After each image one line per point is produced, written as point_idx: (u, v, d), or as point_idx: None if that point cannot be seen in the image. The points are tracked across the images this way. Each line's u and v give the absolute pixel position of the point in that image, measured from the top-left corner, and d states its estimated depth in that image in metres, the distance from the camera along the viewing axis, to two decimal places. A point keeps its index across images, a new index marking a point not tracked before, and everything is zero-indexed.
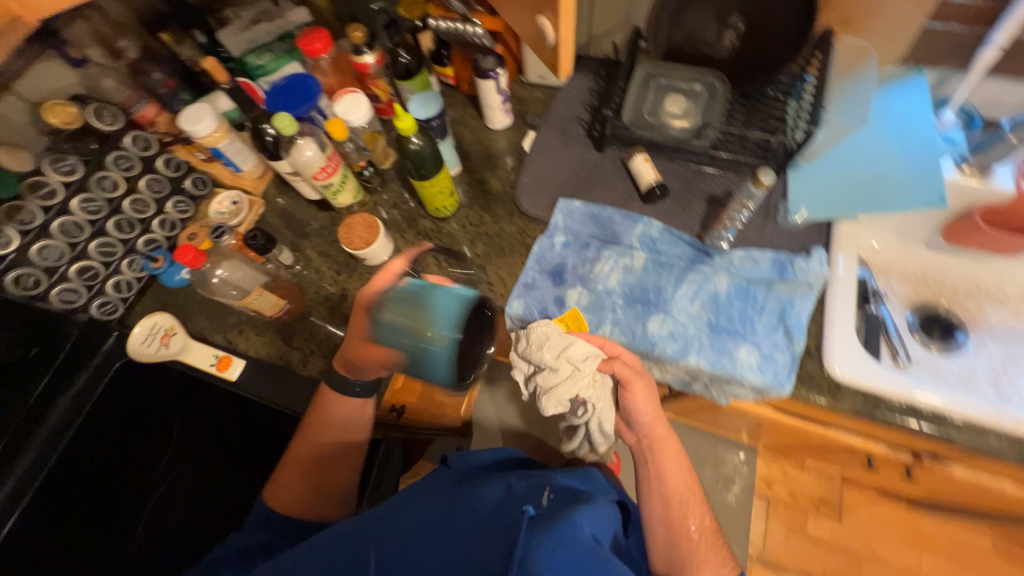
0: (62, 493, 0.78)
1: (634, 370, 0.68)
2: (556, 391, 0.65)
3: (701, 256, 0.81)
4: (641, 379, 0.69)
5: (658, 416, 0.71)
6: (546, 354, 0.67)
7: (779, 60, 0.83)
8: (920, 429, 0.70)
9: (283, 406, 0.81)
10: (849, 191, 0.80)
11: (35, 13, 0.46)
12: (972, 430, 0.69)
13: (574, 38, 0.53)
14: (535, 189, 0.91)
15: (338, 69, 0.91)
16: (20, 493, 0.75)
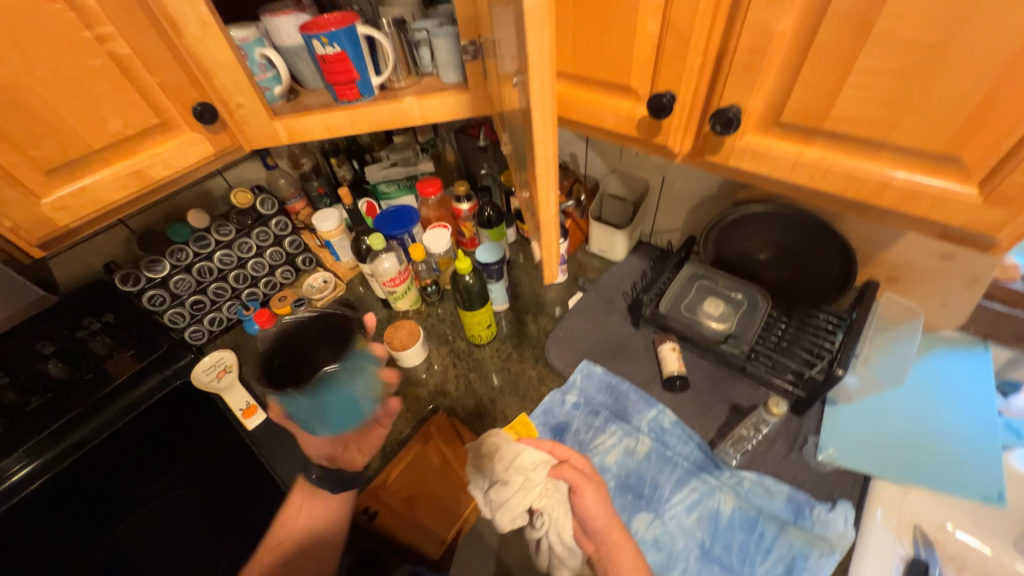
0: (73, 484, 0.85)
1: (583, 473, 0.65)
2: (508, 505, 0.61)
3: (709, 464, 0.77)
4: (592, 482, 0.65)
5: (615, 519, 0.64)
6: (496, 466, 0.64)
7: (822, 296, 0.86)
8: None
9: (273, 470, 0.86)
10: (892, 451, 0.73)
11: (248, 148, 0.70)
12: None
13: (555, 260, 0.56)
14: (566, 344, 0.97)
15: (440, 207, 1.15)
16: (40, 475, 0.81)
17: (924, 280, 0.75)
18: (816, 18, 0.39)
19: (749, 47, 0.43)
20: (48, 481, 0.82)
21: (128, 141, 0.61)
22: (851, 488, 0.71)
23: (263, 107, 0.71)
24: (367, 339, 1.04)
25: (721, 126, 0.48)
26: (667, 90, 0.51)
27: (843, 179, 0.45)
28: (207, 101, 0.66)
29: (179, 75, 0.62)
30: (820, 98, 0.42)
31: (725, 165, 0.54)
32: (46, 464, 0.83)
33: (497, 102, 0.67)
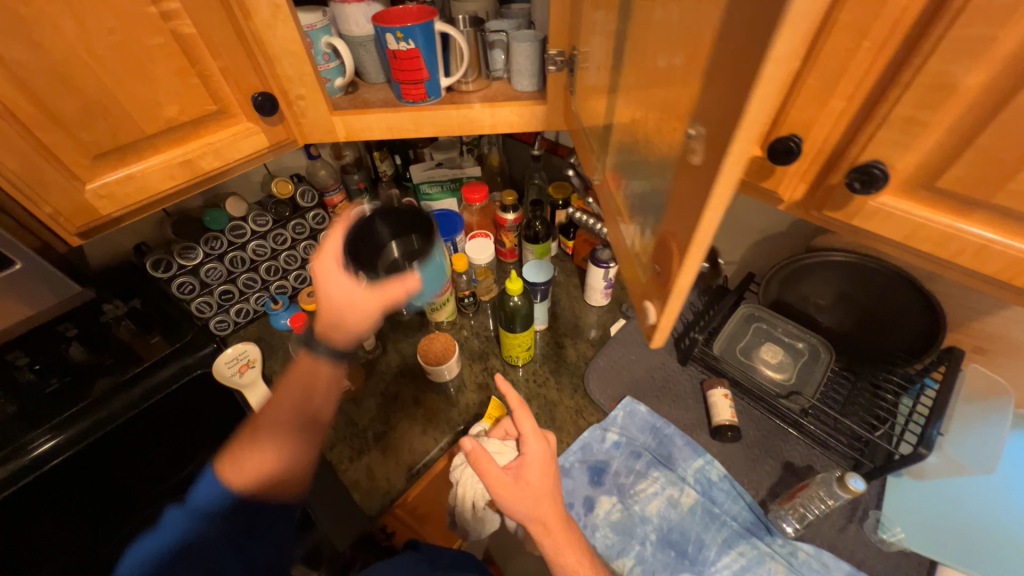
0: None
1: (531, 430, 0.63)
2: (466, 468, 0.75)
3: (760, 528, 0.71)
4: (539, 441, 0.63)
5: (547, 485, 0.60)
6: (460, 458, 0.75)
7: (888, 352, 0.81)
8: None
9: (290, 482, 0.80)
10: (966, 538, 0.68)
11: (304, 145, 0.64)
12: None
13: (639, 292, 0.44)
14: (606, 375, 0.92)
15: (483, 213, 1.09)
16: None
17: (1019, 356, 0.70)
18: (1017, 78, 0.33)
19: (916, 100, 0.37)
20: (65, 463, 0.66)
21: (180, 129, 0.56)
22: (915, 573, 0.66)
23: (325, 100, 0.66)
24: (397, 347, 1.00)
25: (861, 183, 0.42)
26: (793, 133, 0.45)
27: (1003, 262, 0.40)
28: (268, 91, 0.61)
29: (241, 60, 0.56)
30: (994, 169, 0.37)
31: (843, 223, 0.48)
32: (63, 445, 0.67)
33: (578, 120, 0.61)
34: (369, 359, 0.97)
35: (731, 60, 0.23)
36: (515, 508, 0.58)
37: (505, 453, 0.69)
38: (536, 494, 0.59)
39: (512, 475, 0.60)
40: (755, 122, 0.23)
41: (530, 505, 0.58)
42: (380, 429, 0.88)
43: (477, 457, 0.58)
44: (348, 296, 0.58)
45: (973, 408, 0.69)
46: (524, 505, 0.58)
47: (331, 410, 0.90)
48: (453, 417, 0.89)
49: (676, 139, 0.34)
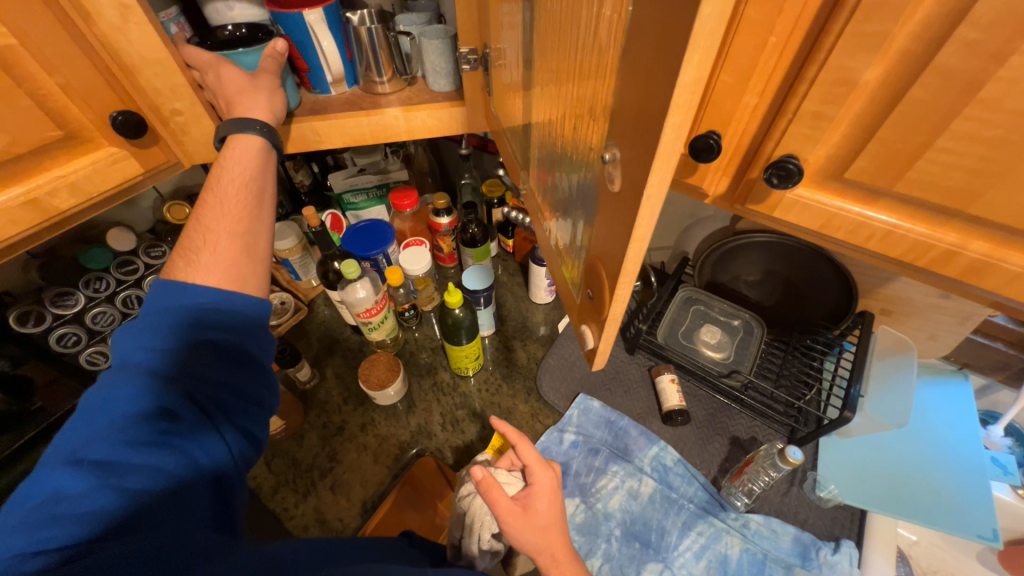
0: None
1: (538, 458, 0.63)
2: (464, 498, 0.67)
3: (714, 506, 0.75)
4: (547, 470, 0.62)
5: (553, 517, 0.59)
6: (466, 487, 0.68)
7: (811, 321, 0.86)
8: None
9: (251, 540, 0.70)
10: (890, 486, 0.74)
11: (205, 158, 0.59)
12: None
13: (575, 316, 0.43)
14: (558, 374, 0.91)
15: (416, 218, 1.03)
16: None
17: (918, 314, 0.78)
18: (913, 71, 0.33)
19: (823, 94, 0.37)
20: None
21: (19, 163, 0.46)
22: (850, 523, 0.72)
23: (208, 115, 0.57)
24: (336, 372, 0.93)
25: (779, 178, 0.42)
26: (711, 129, 0.45)
27: (907, 245, 0.42)
28: (130, 108, 0.52)
29: (89, 74, 0.47)
30: (895, 159, 0.38)
31: (766, 215, 0.49)
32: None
33: (501, 121, 0.57)
34: (306, 390, 0.90)
35: (654, 45, 0.21)
36: (523, 537, 0.55)
37: (514, 483, 0.64)
38: (546, 537, 0.56)
39: (522, 507, 0.58)
40: (671, 150, 0.22)
41: (536, 533, 0.56)
42: (326, 465, 0.81)
43: (488, 486, 0.55)
44: (245, 86, 0.54)
45: (884, 365, 0.76)
46: (532, 537, 0.55)
47: (267, 454, 0.82)
48: (404, 441, 0.85)
49: (590, 153, 0.32)
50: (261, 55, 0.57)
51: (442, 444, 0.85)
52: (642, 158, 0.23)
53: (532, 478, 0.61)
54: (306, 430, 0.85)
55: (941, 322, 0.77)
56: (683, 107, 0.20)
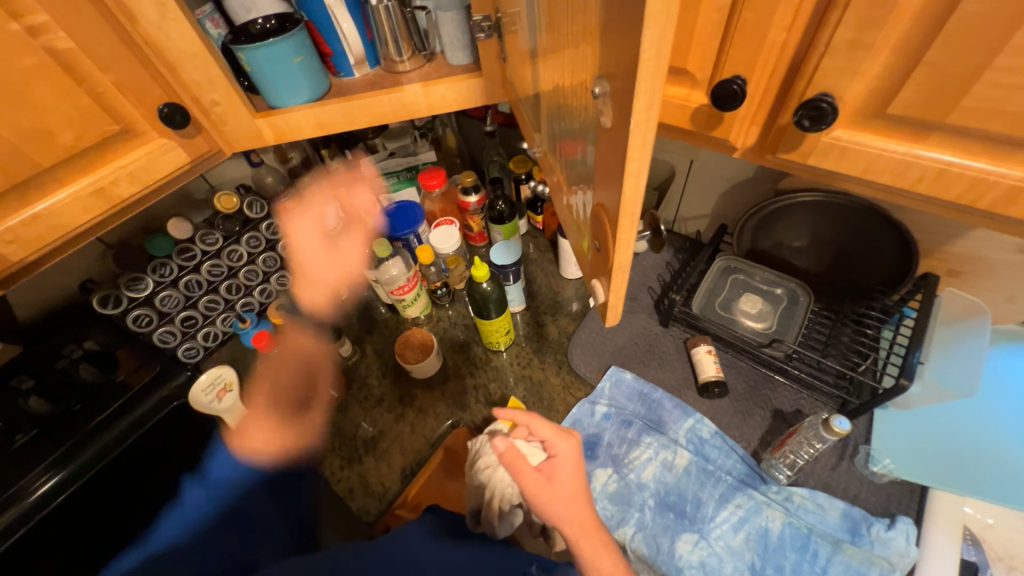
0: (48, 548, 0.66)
1: (556, 429, 0.63)
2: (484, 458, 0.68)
3: (754, 479, 0.72)
4: (565, 438, 0.63)
5: (579, 487, 0.60)
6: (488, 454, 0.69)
7: (868, 287, 0.80)
8: None
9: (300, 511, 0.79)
10: (952, 461, 0.69)
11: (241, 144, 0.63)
12: None
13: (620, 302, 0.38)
14: (590, 347, 0.90)
15: (445, 198, 1.05)
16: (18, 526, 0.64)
17: (993, 274, 0.70)
18: None
19: (858, 20, 0.34)
20: (73, 495, 0.69)
21: (85, 157, 0.51)
22: (908, 499, 0.67)
23: (244, 104, 0.61)
24: (375, 349, 0.98)
25: (810, 120, 0.39)
26: (736, 73, 0.42)
27: (963, 184, 0.37)
28: (177, 101, 0.56)
29: (137, 70, 0.51)
30: (946, 86, 0.34)
31: (801, 164, 0.45)
32: (64, 481, 0.69)
33: (516, 89, 0.57)
34: (348, 365, 0.95)
35: None
36: (552, 509, 0.58)
37: (535, 454, 0.65)
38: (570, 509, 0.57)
39: (546, 477, 0.60)
40: (657, 68, 0.22)
41: (559, 506, 0.58)
42: (368, 434, 0.87)
43: (512, 457, 0.59)
44: None
45: (953, 331, 0.68)
46: (558, 508, 0.57)
47: (316, 423, 0.88)
48: (440, 412, 0.88)
49: (589, 101, 0.32)
50: (293, 44, 0.58)
51: (477, 416, 0.87)
52: (628, 90, 0.24)
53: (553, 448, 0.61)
54: (349, 403, 0.91)
55: (1021, 282, 0.69)
56: (661, 21, 0.20)
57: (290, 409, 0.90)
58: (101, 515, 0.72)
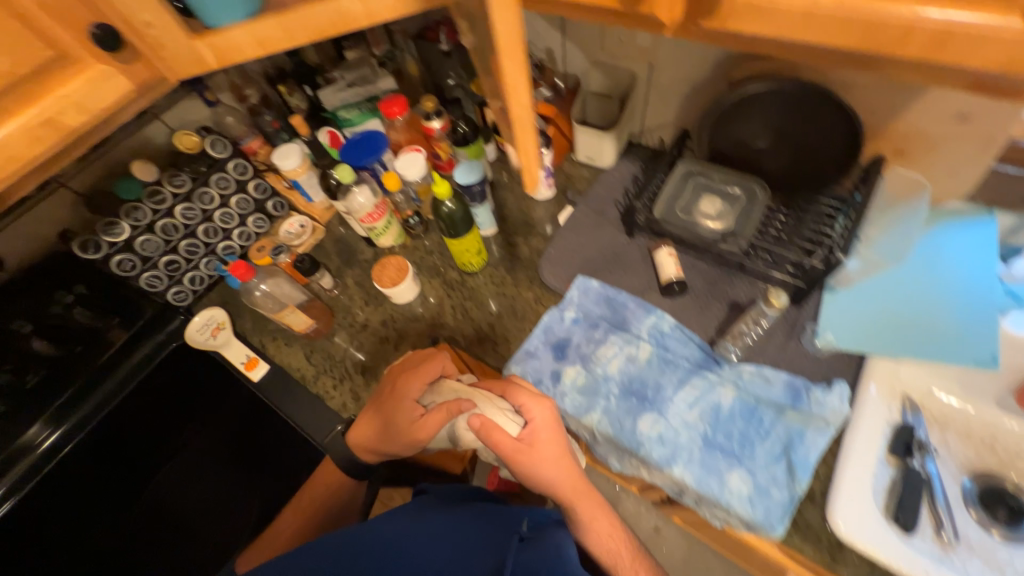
0: (80, 463, 0.87)
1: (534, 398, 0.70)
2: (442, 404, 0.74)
3: (710, 362, 0.78)
4: (540, 404, 0.70)
5: (562, 460, 0.70)
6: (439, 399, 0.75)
7: (825, 179, 0.82)
8: None
9: (305, 427, 0.88)
10: (892, 329, 0.74)
11: (177, 69, 0.62)
12: None
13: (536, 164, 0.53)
14: (559, 261, 0.94)
15: (409, 128, 1.04)
16: (48, 457, 0.83)
17: (939, 150, 0.72)
18: None
19: None
20: (75, 446, 0.85)
21: (17, 85, 0.53)
22: (846, 367, 0.73)
23: (176, 23, 0.59)
24: (356, 280, 1.01)
25: None
26: None
27: (864, 26, 0.38)
28: (105, 22, 0.55)
29: None
30: None
31: (724, 28, 0.45)
32: (66, 433, 0.84)
33: None
34: (332, 297, 1.00)
35: None
36: (542, 473, 0.68)
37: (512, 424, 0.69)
38: (558, 471, 0.69)
39: (526, 443, 0.67)
40: None
41: (552, 468, 0.69)
42: (355, 357, 0.93)
43: (488, 430, 0.66)
44: None
45: (894, 209, 0.80)
46: (543, 471, 0.68)
47: (307, 349, 0.94)
48: (421, 331, 0.94)
49: None
50: None
51: (457, 332, 0.92)
52: None
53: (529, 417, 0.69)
54: (336, 330, 0.96)
55: (963, 156, 0.71)
56: None
57: (282, 339, 0.96)
58: (127, 437, 0.93)
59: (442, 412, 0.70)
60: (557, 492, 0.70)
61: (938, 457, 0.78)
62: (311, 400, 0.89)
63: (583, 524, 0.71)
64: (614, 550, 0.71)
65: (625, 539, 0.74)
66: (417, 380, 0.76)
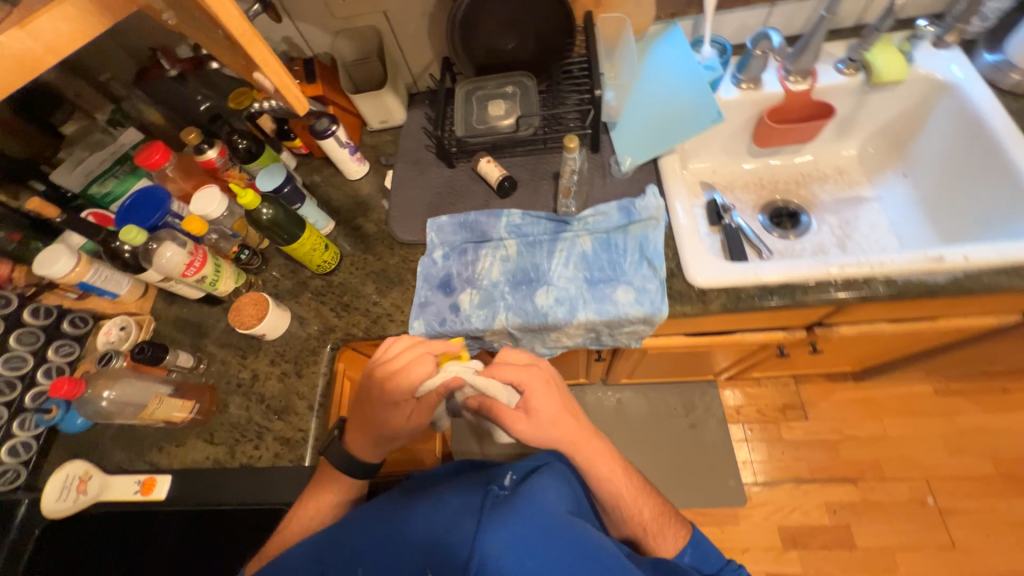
0: None
1: (520, 369, 0.73)
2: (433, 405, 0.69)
3: (563, 224, 0.89)
4: (529, 369, 0.73)
5: (563, 422, 0.72)
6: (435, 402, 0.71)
7: (561, 48, 0.98)
8: (840, 296, 0.76)
9: (247, 502, 0.80)
10: (662, 129, 0.91)
11: None
12: (850, 284, 0.77)
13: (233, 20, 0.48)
14: (405, 218, 0.97)
15: (187, 172, 0.96)
16: None
17: None
18: None
19: None
20: None
21: None
22: (649, 174, 0.91)
23: None
24: (220, 343, 0.92)
25: None
26: None
27: None
28: None
29: None
30: None
31: None
32: None
33: None
34: (202, 373, 0.89)
35: None
36: (544, 436, 0.70)
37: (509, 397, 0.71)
38: (557, 432, 0.71)
39: (524, 413, 0.71)
40: None
41: (550, 426, 0.71)
42: (260, 409, 0.86)
43: (489, 407, 0.70)
44: None
45: (614, 49, 0.98)
46: (544, 429, 0.71)
47: (205, 434, 0.85)
48: (313, 347, 0.89)
49: None
50: None
51: (350, 327, 0.90)
52: None
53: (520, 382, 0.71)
54: (227, 398, 0.87)
55: None
56: None
57: (170, 444, 0.85)
58: None
59: (437, 396, 0.69)
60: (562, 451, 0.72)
61: (737, 208, 1.05)
62: (238, 474, 0.81)
63: (598, 477, 0.73)
64: (621, 493, 0.74)
65: (632, 482, 0.77)
66: (399, 384, 0.67)
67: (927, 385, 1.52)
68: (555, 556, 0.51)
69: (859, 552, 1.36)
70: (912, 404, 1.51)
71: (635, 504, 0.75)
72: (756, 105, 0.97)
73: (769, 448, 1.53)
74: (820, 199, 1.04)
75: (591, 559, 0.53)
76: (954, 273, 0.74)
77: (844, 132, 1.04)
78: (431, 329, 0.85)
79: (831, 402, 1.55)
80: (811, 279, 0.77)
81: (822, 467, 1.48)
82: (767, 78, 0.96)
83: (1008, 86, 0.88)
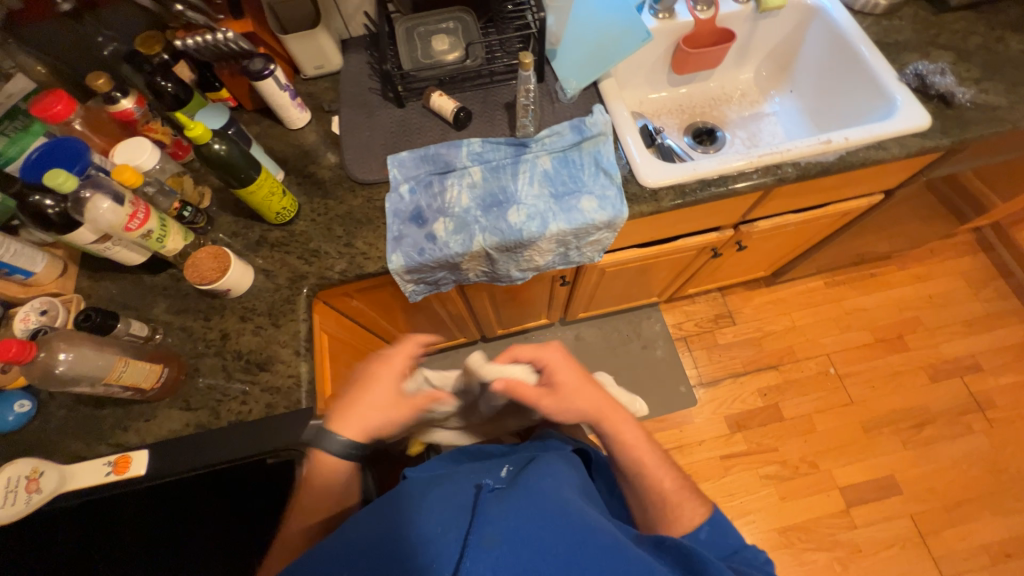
0: None
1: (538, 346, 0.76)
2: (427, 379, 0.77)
3: (522, 147, 0.94)
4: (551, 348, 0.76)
5: (587, 396, 0.73)
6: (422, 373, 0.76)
7: None
8: (755, 179, 0.91)
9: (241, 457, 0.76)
10: (599, 55, 0.99)
11: None
12: (766, 168, 0.92)
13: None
14: (362, 159, 0.95)
15: (98, 130, 0.85)
16: None
17: None
18: None
19: None
20: None
21: None
22: (593, 96, 0.99)
23: None
24: (174, 311, 0.85)
25: None
26: None
27: None
28: None
29: None
30: None
31: None
32: None
33: None
34: (159, 343, 0.82)
35: None
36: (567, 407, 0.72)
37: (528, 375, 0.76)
38: (580, 403, 0.73)
39: (549, 388, 0.74)
40: None
41: (574, 397, 0.73)
42: (238, 367, 0.81)
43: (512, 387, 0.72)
44: None
45: None
46: (569, 405, 0.73)
47: (178, 402, 0.79)
48: (286, 297, 0.86)
49: None
50: None
51: (324, 271, 0.88)
52: None
53: (544, 359, 0.75)
54: (198, 362, 0.82)
55: None
56: None
57: (138, 420, 0.78)
58: None
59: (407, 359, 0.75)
60: (589, 420, 0.73)
61: (665, 130, 1.18)
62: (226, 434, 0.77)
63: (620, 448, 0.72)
64: (644, 462, 0.72)
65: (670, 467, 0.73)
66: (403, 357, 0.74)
67: (820, 280, 1.84)
68: (552, 541, 0.52)
69: (787, 422, 1.63)
70: (811, 298, 1.82)
71: (659, 472, 0.71)
72: (673, 34, 1.09)
73: (708, 354, 1.75)
74: (730, 117, 1.21)
75: (587, 544, 0.52)
76: (839, 152, 0.92)
77: (742, 58, 1.20)
78: (410, 261, 0.87)
79: (751, 307, 1.81)
80: (737, 170, 0.91)
81: (750, 361, 1.73)
82: (679, 8, 1.07)
83: (859, 7, 1.07)
